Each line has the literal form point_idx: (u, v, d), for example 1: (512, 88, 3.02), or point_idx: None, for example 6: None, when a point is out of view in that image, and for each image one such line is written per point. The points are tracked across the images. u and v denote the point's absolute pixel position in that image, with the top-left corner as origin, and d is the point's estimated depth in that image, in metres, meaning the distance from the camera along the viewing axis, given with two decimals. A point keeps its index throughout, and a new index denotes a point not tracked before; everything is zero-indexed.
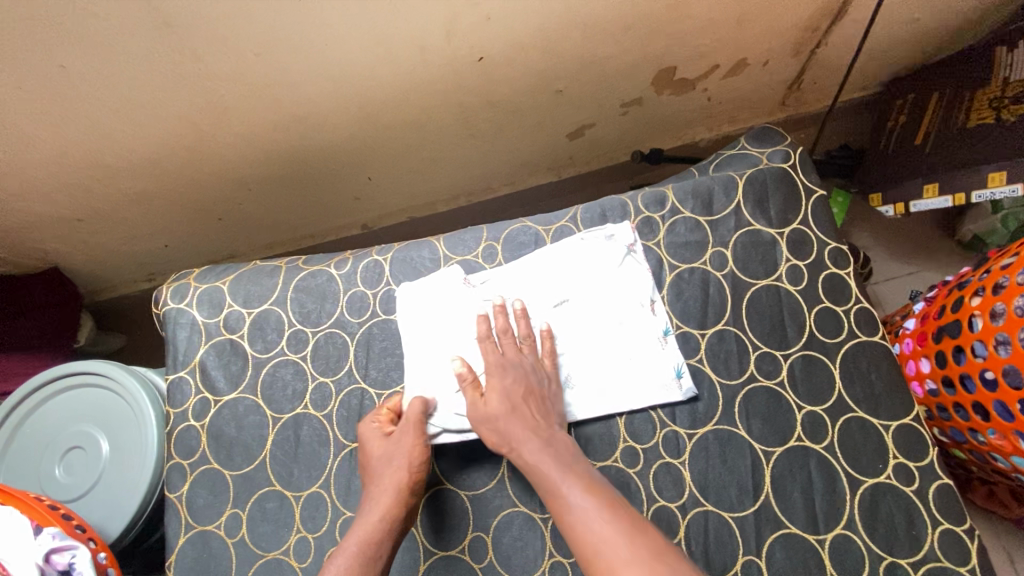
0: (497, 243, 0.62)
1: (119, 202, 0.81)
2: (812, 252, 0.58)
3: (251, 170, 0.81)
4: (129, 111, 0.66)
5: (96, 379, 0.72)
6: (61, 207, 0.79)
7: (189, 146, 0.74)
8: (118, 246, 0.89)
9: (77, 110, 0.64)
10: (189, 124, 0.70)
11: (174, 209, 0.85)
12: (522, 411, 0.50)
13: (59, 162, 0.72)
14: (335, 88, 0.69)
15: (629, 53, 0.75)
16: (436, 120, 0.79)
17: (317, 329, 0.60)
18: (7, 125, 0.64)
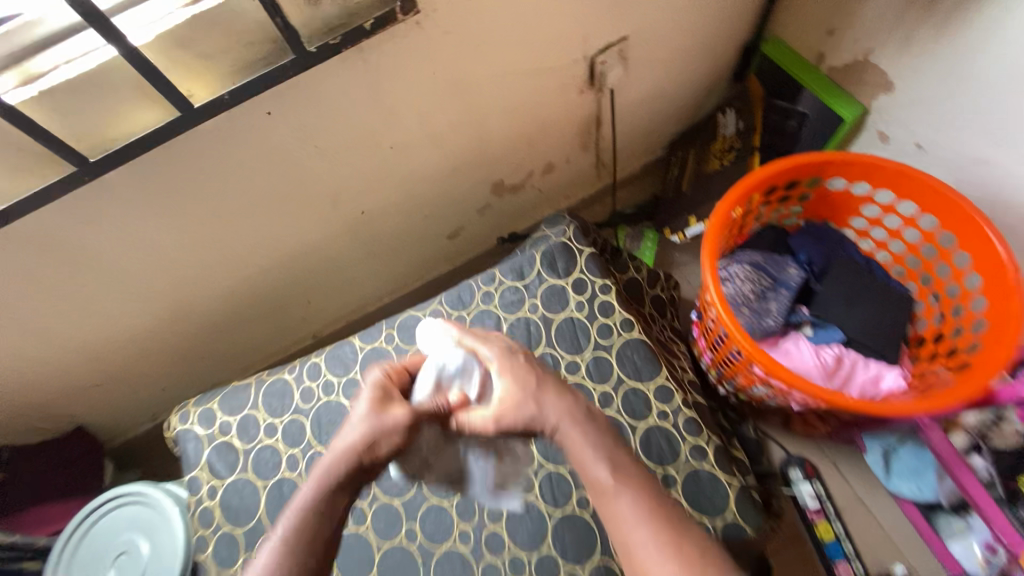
0: (393, 330, 0.92)
1: (127, 368, 1.08)
2: (588, 288, 0.91)
3: (221, 320, 1.10)
4: (131, 307, 0.95)
5: (130, 498, 0.96)
6: (86, 383, 1.06)
7: (174, 317, 1.03)
8: (127, 399, 1.16)
9: (95, 318, 0.93)
10: (172, 304, 0.99)
11: (168, 362, 1.13)
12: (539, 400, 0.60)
13: (83, 355, 0.99)
14: (269, 252, 1.01)
15: (465, 180, 1.10)
16: (346, 253, 1.11)
17: (282, 418, 0.89)
18: (48, 341, 0.92)
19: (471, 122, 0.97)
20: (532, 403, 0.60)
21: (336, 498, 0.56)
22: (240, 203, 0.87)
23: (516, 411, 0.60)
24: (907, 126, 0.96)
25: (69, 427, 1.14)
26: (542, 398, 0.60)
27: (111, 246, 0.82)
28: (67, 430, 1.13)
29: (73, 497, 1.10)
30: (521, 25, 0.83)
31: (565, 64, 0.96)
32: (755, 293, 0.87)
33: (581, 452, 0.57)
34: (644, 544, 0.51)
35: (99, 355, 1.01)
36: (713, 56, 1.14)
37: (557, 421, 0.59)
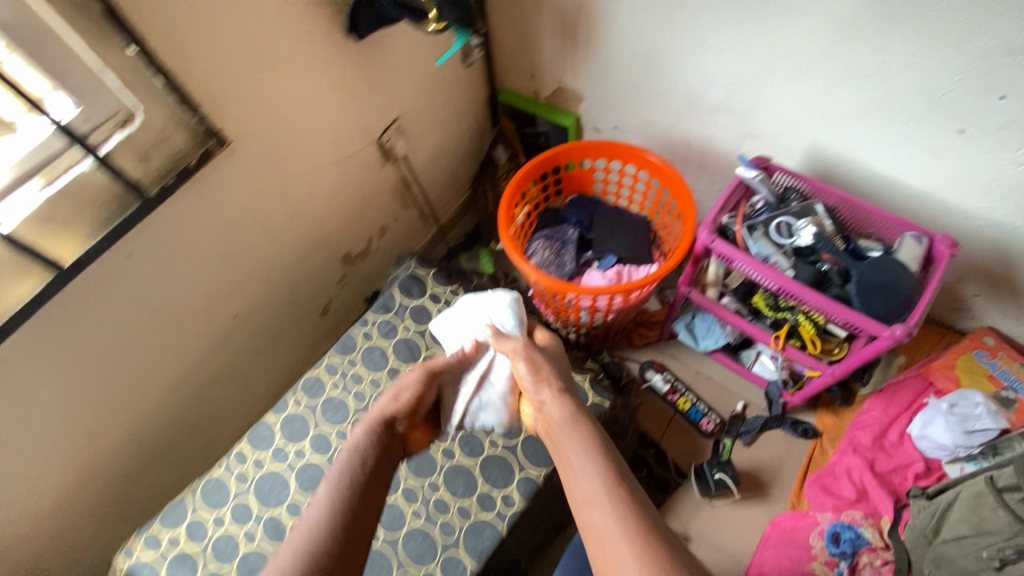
0: (299, 392, 1.08)
1: (40, 556, 1.05)
2: (440, 298, 1.17)
3: (131, 467, 1.14)
4: (36, 484, 0.97)
5: None
6: None
7: (82, 480, 1.05)
8: None
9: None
10: (77, 466, 1.03)
11: (84, 534, 1.11)
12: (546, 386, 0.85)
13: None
14: (162, 382, 1.10)
15: (317, 260, 1.31)
16: (234, 358, 1.23)
17: (225, 508, 0.98)
18: None
19: (304, 214, 1.20)
20: (547, 395, 0.84)
21: (372, 444, 0.80)
22: (124, 344, 0.98)
23: (530, 372, 0.87)
24: (604, 118, 1.40)
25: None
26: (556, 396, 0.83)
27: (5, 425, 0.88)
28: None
29: None
30: (312, 133, 1.10)
31: (359, 150, 1.24)
32: (553, 253, 1.21)
33: (580, 453, 0.75)
34: (612, 538, 0.65)
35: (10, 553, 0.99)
36: (468, 112, 1.52)
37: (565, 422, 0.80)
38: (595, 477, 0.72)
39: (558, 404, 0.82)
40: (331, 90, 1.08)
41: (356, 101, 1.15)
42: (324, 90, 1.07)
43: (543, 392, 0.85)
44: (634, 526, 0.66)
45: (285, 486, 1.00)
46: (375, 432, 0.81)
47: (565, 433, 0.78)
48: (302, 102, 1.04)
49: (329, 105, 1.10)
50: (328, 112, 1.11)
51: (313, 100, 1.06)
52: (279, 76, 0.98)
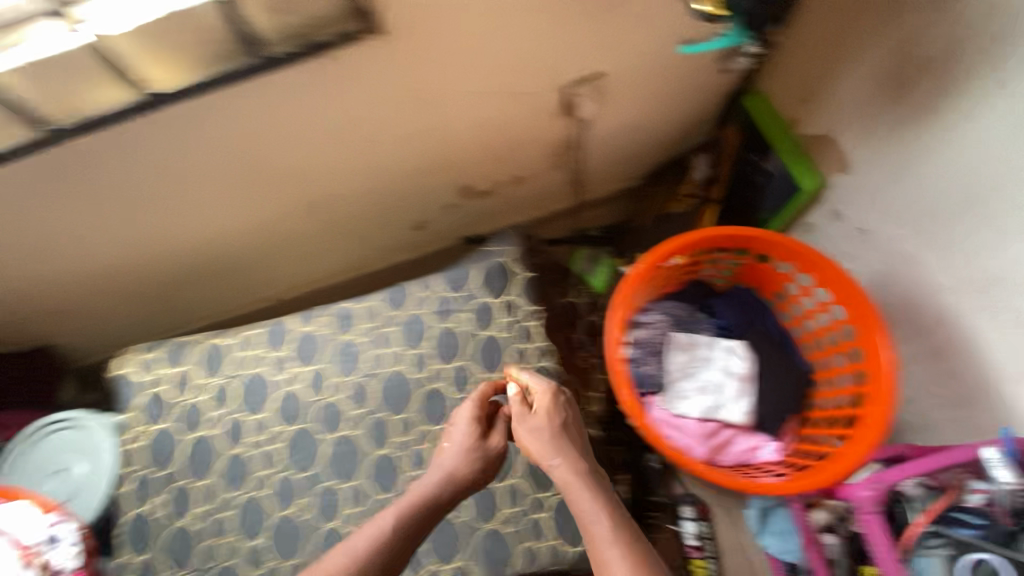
0: (329, 317, 0.98)
1: (86, 299, 1.14)
2: (515, 312, 0.96)
3: (181, 271, 1.15)
4: (96, 245, 1.01)
5: (62, 425, 1.06)
6: (44, 305, 1.12)
7: (138, 261, 1.09)
8: (86, 329, 1.22)
9: (62, 250, 1.00)
10: (133, 249, 1.05)
11: (128, 301, 1.18)
12: (537, 418, 0.79)
13: (48, 280, 1.06)
14: (233, 218, 1.06)
15: (433, 178, 1.13)
16: (310, 228, 1.15)
17: (213, 379, 0.96)
18: (17, 263, 1.00)
19: (439, 132, 1.01)
20: (570, 451, 0.76)
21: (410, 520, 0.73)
22: (202, 172, 0.93)
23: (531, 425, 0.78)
24: (858, 209, 0.97)
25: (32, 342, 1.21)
26: (556, 451, 0.76)
27: (82, 188, 0.88)
28: (33, 347, 1.21)
29: (35, 407, 1.21)
30: (494, 57, 0.86)
31: (539, 92, 0.98)
32: (683, 356, 0.95)
33: (585, 488, 0.72)
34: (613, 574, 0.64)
35: (62, 283, 1.08)
36: (698, 103, 1.15)
37: (578, 475, 0.73)
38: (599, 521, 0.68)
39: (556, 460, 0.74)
40: None
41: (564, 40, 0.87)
42: None
43: (525, 422, 0.79)
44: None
45: (266, 399, 0.93)
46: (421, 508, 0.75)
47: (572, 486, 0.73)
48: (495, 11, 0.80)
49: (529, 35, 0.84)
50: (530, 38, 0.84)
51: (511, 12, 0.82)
52: None
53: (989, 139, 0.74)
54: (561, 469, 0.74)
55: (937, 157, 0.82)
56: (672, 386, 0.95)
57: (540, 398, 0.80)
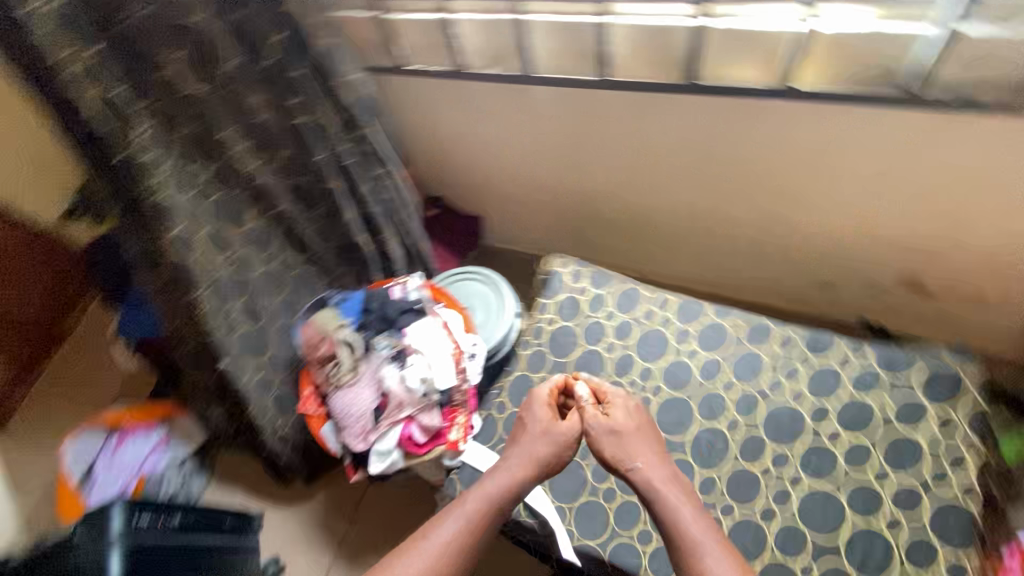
0: (745, 323, 1.01)
1: (531, 206, 1.38)
2: (950, 429, 0.87)
3: (609, 222, 1.31)
4: (584, 177, 1.21)
5: (478, 278, 1.31)
6: (504, 194, 1.39)
7: (592, 200, 1.27)
8: (506, 223, 1.49)
9: (560, 169, 1.21)
10: (603, 190, 1.22)
11: (551, 222, 1.40)
12: (629, 425, 0.92)
13: (527, 182, 1.30)
14: (694, 206, 1.16)
15: (894, 256, 1.08)
16: (739, 242, 1.21)
17: (624, 315, 1.07)
18: (527, 163, 1.24)
19: (961, 217, 0.96)
20: (651, 468, 0.87)
21: (522, 488, 0.88)
22: (723, 161, 1.03)
23: (610, 427, 0.92)
24: None
25: (471, 213, 1.51)
26: (638, 455, 0.89)
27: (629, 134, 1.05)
28: (471, 215, 1.51)
29: (451, 256, 1.50)
30: None
31: None
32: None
33: (670, 496, 0.83)
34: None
35: (535, 187, 1.32)
36: None
37: (657, 480, 0.85)
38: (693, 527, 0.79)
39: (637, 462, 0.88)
40: None
41: None
42: None
43: (615, 420, 0.92)
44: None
45: (663, 357, 1.02)
46: (525, 481, 0.88)
47: (654, 489, 0.84)
48: None
49: None
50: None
51: None
52: None
53: None
54: (640, 457, 0.88)
55: None
56: None
57: (618, 409, 0.93)
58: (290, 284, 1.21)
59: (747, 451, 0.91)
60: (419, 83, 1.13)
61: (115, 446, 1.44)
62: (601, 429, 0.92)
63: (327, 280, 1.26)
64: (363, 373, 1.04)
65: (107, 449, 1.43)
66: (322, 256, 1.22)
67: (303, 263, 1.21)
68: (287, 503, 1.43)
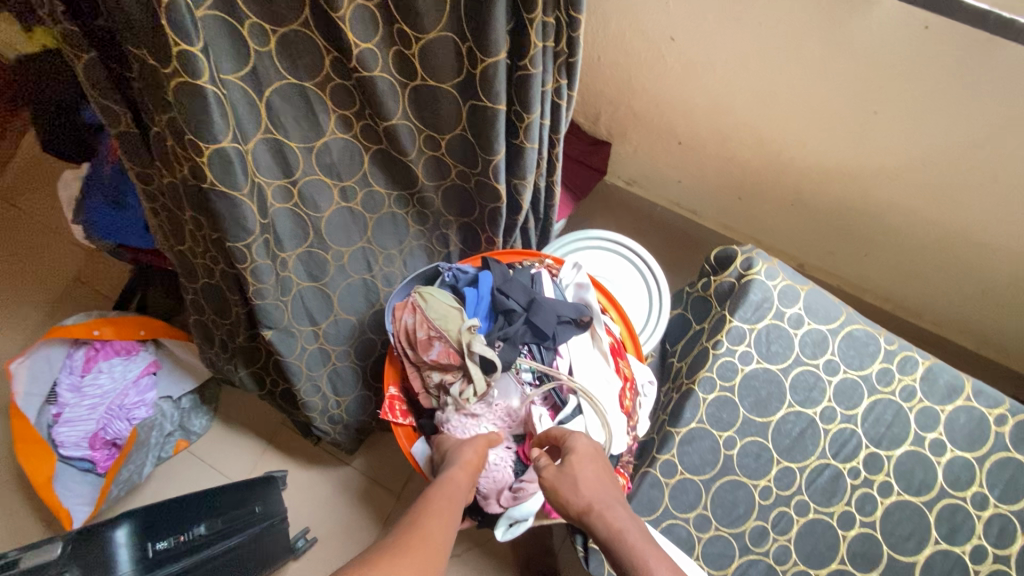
0: (1010, 417, 0.76)
1: (708, 153, 0.98)
2: None
3: (814, 201, 0.95)
4: (836, 137, 0.81)
5: (605, 247, 0.96)
6: (675, 128, 0.96)
7: (815, 169, 0.89)
8: (650, 162, 1.08)
9: (808, 118, 0.81)
10: (847, 162, 0.85)
11: (726, 176, 1.01)
12: (572, 457, 0.59)
13: (729, 123, 0.89)
14: (968, 217, 0.83)
15: None
16: (986, 271, 0.91)
17: (849, 372, 0.79)
18: (753, 98, 0.82)
19: None
20: (606, 507, 0.54)
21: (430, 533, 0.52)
22: None
23: (554, 471, 0.58)
24: None
25: (603, 137, 1.08)
26: (595, 494, 0.56)
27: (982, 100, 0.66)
28: (604, 140, 1.08)
29: (569, 193, 1.10)
30: None
31: None
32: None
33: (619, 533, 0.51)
34: None
35: (735, 132, 0.90)
36: None
37: (614, 520, 0.53)
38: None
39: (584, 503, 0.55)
40: None
41: None
42: None
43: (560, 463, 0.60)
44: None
45: (897, 442, 0.76)
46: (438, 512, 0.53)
47: (608, 532, 0.52)
48: None
49: None
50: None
51: None
52: None
53: None
54: (600, 492, 0.56)
55: None
56: None
57: (574, 447, 0.60)
58: (372, 230, 0.80)
59: None
60: None
61: (82, 368, 1.10)
62: (547, 479, 0.58)
63: (421, 227, 0.84)
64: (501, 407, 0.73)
65: (73, 368, 1.10)
66: (425, 196, 0.78)
67: (394, 203, 0.79)
68: (315, 463, 1.18)
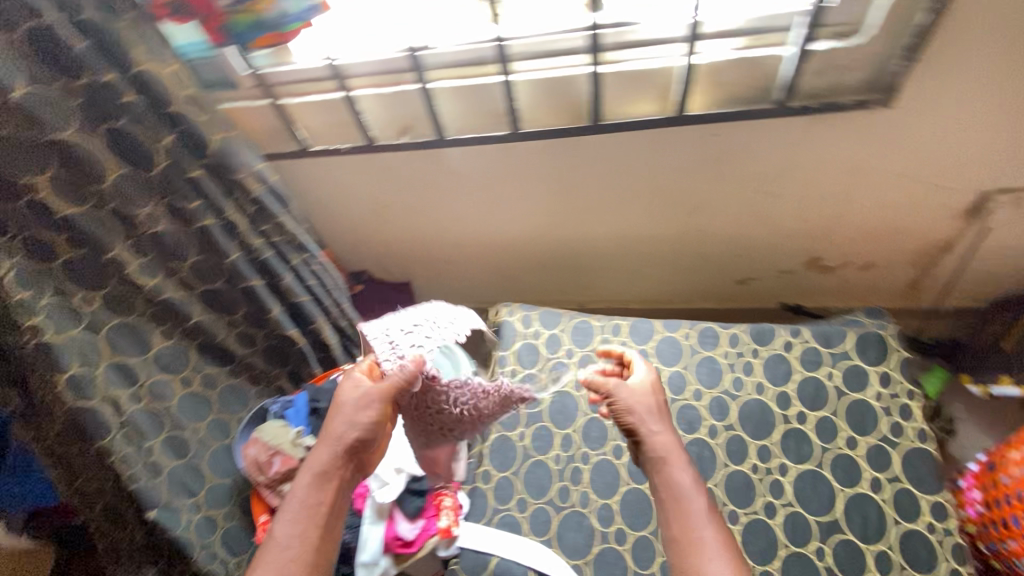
0: (693, 332, 1.04)
1: (461, 260, 1.37)
2: (892, 385, 0.94)
3: (541, 260, 1.34)
4: (508, 222, 1.22)
5: None
6: (431, 255, 1.36)
7: (521, 244, 1.29)
8: (440, 282, 1.46)
9: (485, 219, 1.22)
10: (530, 233, 1.25)
11: (484, 269, 1.39)
12: (656, 414, 0.74)
13: (453, 238, 1.30)
14: (616, 232, 1.22)
15: (794, 246, 1.20)
16: (662, 255, 1.28)
17: (582, 350, 1.08)
18: (448, 221, 1.23)
19: (837, 204, 1.07)
20: (676, 464, 0.71)
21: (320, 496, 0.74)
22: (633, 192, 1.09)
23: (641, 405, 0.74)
24: None
25: (401, 279, 1.47)
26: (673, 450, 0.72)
27: (539, 175, 1.07)
28: (402, 281, 1.47)
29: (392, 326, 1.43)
30: (946, 147, 0.92)
31: (958, 191, 1.01)
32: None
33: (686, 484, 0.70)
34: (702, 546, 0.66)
35: (462, 241, 1.31)
36: None
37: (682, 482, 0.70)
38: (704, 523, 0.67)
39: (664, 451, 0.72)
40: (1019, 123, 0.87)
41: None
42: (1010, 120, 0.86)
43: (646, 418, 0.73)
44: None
45: None
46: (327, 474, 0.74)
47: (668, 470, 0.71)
48: (977, 115, 0.86)
49: (995, 133, 0.89)
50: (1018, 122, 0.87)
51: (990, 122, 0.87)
52: (999, 79, 0.81)
53: None
54: (665, 439, 0.72)
55: None
56: None
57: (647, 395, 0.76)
58: (217, 402, 1.07)
59: (733, 454, 0.93)
60: (327, 163, 1.07)
61: None
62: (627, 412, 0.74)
63: (259, 387, 1.13)
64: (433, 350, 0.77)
65: None
66: (250, 360, 1.09)
67: (228, 375, 1.08)
68: None
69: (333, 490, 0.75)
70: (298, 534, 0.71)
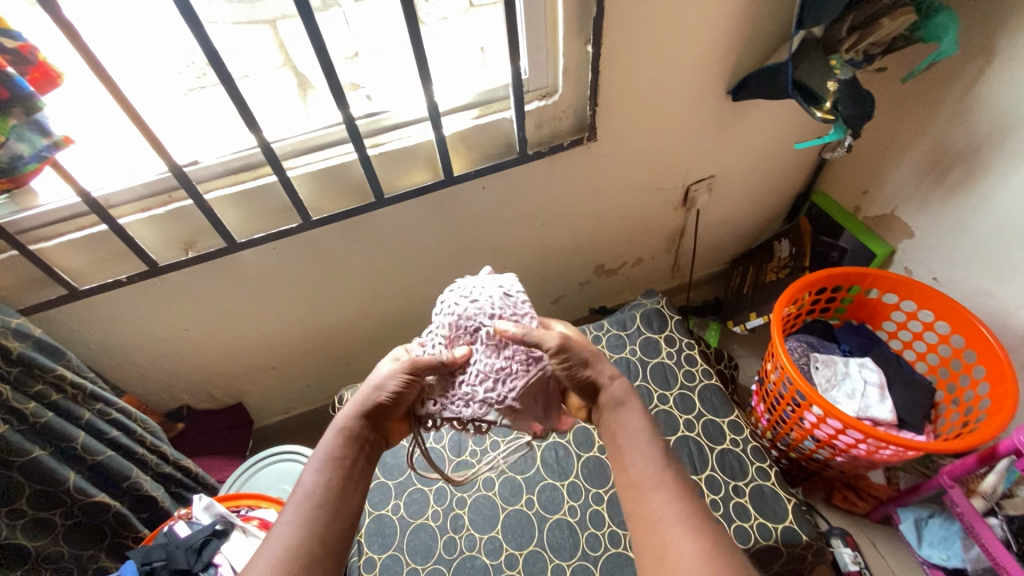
0: None
1: (295, 360, 1.34)
2: (676, 342, 1.17)
3: (376, 334, 1.37)
4: (331, 307, 1.25)
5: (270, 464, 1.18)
6: (260, 363, 1.30)
7: (351, 326, 1.32)
8: (279, 389, 1.40)
9: (307, 311, 1.23)
10: (355, 313, 1.29)
11: (323, 360, 1.38)
12: (625, 396, 0.71)
13: (279, 340, 1.27)
14: (436, 289, 1.33)
15: (581, 261, 1.45)
16: None
17: None
18: (269, 323, 1.21)
19: (595, 219, 1.33)
20: (645, 445, 0.67)
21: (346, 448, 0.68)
22: (435, 250, 1.22)
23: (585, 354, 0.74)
24: (926, 264, 1.24)
25: (234, 398, 1.37)
26: (645, 442, 0.67)
27: (345, 255, 1.13)
28: (235, 402, 1.37)
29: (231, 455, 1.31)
30: (646, 161, 1.24)
31: (668, 189, 1.34)
32: (827, 371, 1.11)
33: (658, 485, 0.62)
34: (675, 543, 0.57)
35: (291, 341, 1.29)
36: (775, 201, 1.50)
37: (652, 478, 0.63)
38: (676, 514, 0.59)
39: (640, 456, 0.66)
40: (681, 134, 1.21)
41: (694, 151, 1.26)
42: (674, 134, 1.20)
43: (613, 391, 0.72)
44: (711, 544, 0.56)
45: None
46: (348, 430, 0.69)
47: (646, 476, 0.64)
48: (653, 134, 1.18)
49: (670, 144, 1.22)
50: (680, 135, 1.21)
51: (663, 138, 1.20)
52: (654, 108, 1.12)
53: (1000, 203, 1.04)
54: (632, 426, 0.69)
55: (970, 220, 1.11)
56: (832, 396, 1.08)
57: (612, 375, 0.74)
58: None
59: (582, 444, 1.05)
60: (109, 298, 0.99)
61: None
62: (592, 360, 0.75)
63: None
64: (472, 310, 0.74)
65: None
66: (51, 552, 0.89)
67: None
68: None
69: (334, 447, 0.68)
70: (303, 499, 0.62)
